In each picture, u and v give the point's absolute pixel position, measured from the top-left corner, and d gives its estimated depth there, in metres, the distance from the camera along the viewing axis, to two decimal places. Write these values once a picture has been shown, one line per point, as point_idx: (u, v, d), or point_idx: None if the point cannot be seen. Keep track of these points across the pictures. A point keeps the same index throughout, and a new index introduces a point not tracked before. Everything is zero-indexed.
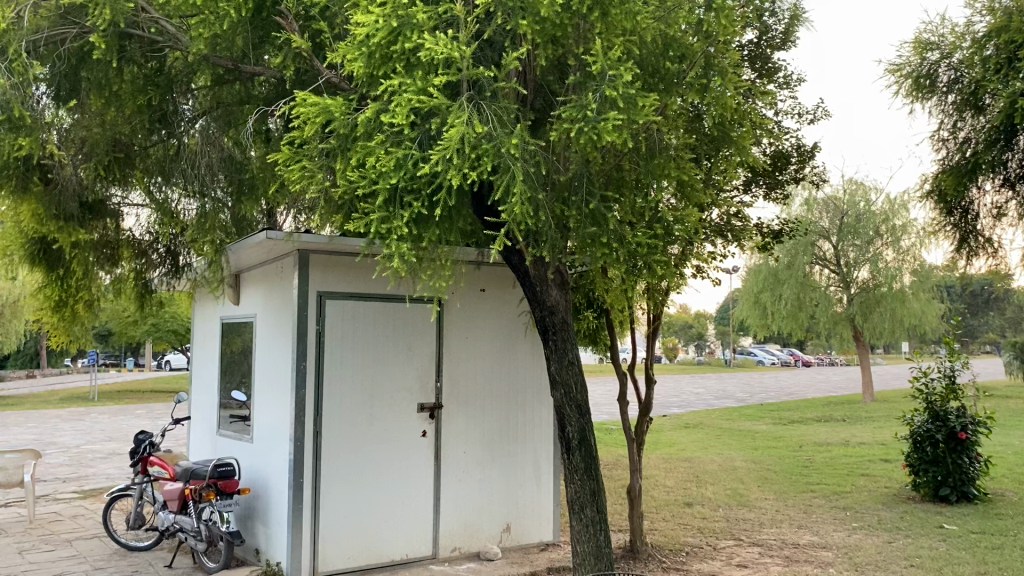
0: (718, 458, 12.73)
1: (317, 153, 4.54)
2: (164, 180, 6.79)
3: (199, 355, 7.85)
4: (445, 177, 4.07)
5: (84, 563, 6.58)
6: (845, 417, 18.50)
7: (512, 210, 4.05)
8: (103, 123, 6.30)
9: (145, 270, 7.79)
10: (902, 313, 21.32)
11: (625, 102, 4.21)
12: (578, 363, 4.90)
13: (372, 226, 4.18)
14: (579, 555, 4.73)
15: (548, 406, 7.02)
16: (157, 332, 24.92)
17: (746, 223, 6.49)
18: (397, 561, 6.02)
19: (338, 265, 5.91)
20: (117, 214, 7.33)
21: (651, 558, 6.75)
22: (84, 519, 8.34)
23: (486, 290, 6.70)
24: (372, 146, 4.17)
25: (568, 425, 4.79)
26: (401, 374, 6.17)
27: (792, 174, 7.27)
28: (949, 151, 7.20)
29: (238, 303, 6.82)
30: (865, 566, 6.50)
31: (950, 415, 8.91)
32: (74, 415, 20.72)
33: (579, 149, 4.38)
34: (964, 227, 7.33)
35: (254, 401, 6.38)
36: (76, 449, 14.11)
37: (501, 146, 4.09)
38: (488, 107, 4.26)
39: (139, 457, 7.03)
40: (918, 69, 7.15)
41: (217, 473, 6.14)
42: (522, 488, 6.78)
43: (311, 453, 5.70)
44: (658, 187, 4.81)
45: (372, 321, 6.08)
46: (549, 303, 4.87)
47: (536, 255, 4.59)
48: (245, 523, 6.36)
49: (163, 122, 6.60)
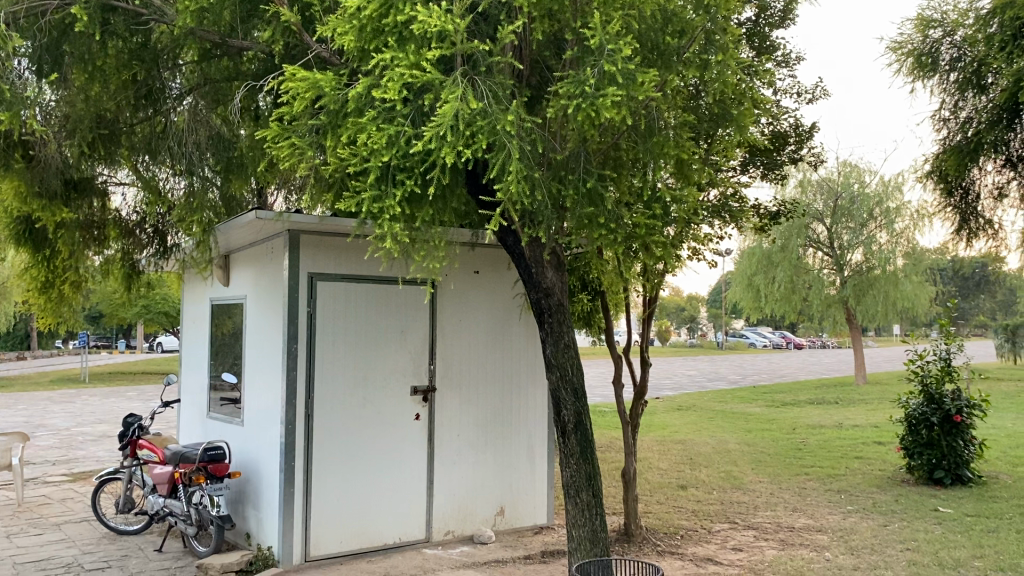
0: (711, 441, 12.72)
1: (306, 130, 4.41)
2: (151, 158, 6.59)
3: (189, 337, 7.73)
4: (437, 155, 3.96)
5: (73, 547, 6.51)
6: (838, 399, 18.48)
7: (508, 189, 3.95)
8: (87, 99, 6.04)
9: (133, 250, 7.59)
10: (896, 297, 21.40)
11: (625, 77, 4.10)
12: (574, 347, 4.78)
13: (363, 205, 4.06)
14: (575, 539, 4.62)
15: (543, 388, 6.95)
16: (150, 314, 24.84)
17: (744, 204, 6.31)
18: (390, 545, 5.97)
19: (329, 246, 5.80)
20: (103, 193, 7.16)
21: (646, 541, 6.71)
22: (73, 502, 8.26)
23: (480, 272, 6.61)
24: (363, 123, 4.04)
25: (563, 408, 4.69)
26: (394, 357, 6.08)
27: (789, 154, 7.17)
28: (950, 131, 6.99)
29: (227, 284, 6.69)
30: (860, 549, 6.46)
31: (946, 398, 8.90)
32: (64, 397, 20.62)
33: (577, 126, 4.26)
34: (964, 208, 7.14)
35: (245, 384, 6.28)
36: (66, 431, 14.01)
37: (498, 123, 3.98)
38: (483, 82, 4.15)
39: (128, 440, 6.92)
40: (920, 47, 6.94)
41: (206, 457, 6.01)
42: (516, 471, 6.72)
43: (302, 436, 5.62)
44: (656, 166, 4.67)
45: (364, 304, 5.98)
46: (544, 286, 4.75)
47: (532, 235, 4.48)
48: (236, 506, 6.28)
49: (150, 98, 6.41)
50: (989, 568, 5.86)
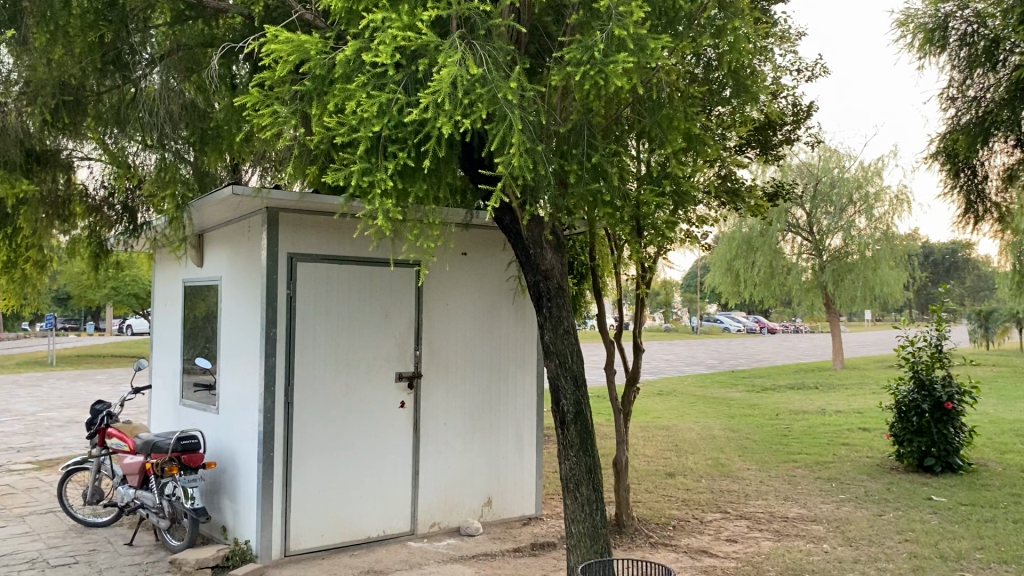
0: (696, 426, 12.55)
1: (288, 97, 4.05)
2: (120, 129, 5.96)
3: (161, 320, 7.36)
4: (434, 124, 3.66)
5: (38, 541, 6.15)
6: (819, 384, 18.42)
7: (510, 163, 3.66)
8: (50, 63, 5.60)
9: (100, 228, 7.13)
10: (874, 281, 21.11)
11: (635, 43, 3.82)
12: (573, 332, 4.51)
13: (352, 178, 3.76)
14: (574, 536, 4.36)
15: (532, 375, 6.69)
16: (120, 297, 24.33)
17: (740, 184, 6.19)
18: (373, 539, 5.70)
19: (311, 225, 5.48)
20: (69, 168, 6.64)
21: (638, 532, 6.49)
22: (38, 492, 7.89)
23: (469, 254, 6.31)
24: (352, 90, 3.73)
25: (563, 398, 4.42)
26: (378, 341, 5.79)
27: (786, 134, 6.90)
28: (958, 110, 6.69)
29: (202, 265, 6.35)
30: (859, 540, 6.29)
31: (936, 384, 8.74)
32: (32, 380, 20.10)
33: (583, 95, 3.98)
34: (970, 189, 6.79)
35: (220, 369, 5.95)
36: (31, 416, 13.56)
37: (499, 92, 3.70)
38: (482, 47, 3.86)
39: (97, 428, 6.55)
40: (931, 21, 6.51)
41: (180, 446, 5.71)
42: (503, 460, 6.46)
43: (281, 425, 5.32)
44: (665, 141, 4.45)
45: (348, 287, 5.67)
46: (543, 268, 4.46)
47: (532, 212, 4.20)
48: (210, 498, 5.98)
49: (118, 64, 5.92)
50: (991, 560, 5.70)
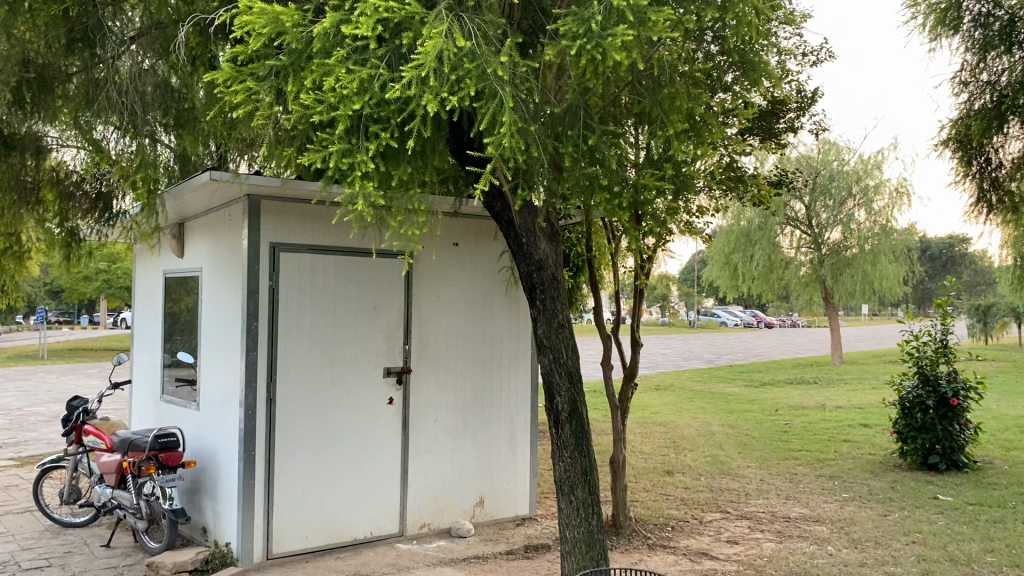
0: (694, 422, 12.33)
1: (264, 73, 3.81)
2: (89, 111, 5.63)
3: (141, 313, 7.10)
4: (418, 102, 3.41)
5: (11, 542, 5.90)
6: (818, 379, 18.21)
7: (500, 143, 3.40)
8: (10, 37, 5.25)
9: (73, 215, 6.84)
10: (873, 275, 20.96)
11: (635, 16, 3.58)
12: (568, 325, 4.26)
13: (331, 160, 3.50)
14: (568, 541, 4.11)
15: (526, 370, 6.44)
16: (111, 290, 24.06)
17: (743, 173, 5.94)
18: (360, 540, 5.46)
19: (293, 213, 5.23)
20: (45, 153, 6.40)
21: (636, 533, 6.26)
22: (16, 490, 7.63)
23: (460, 244, 6.05)
24: (331, 65, 3.47)
25: (557, 396, 4.17)
26: (365, 335, 5.54)
27: (790, 122, 6.56)
28: (971, 95, 6.45)
29: (182, 256, 6.10)
30: (865, 542, 6.05)
31: (941, 380, 8.50)
32: (21, 374, 19.82)
33: (579, 72, 3.74)
34: (982, 178, 6.53)
35: (201, 363, 5.70)
36: (17, 411, 13.29)
37: (488, 67, 3.45)
38: (471, 20, 3.62)
39: (72, 425, 6.31)
40: (943, 1, 6.25)
41: (158, 444, 5.46)
42: (496, 457, 6.22)
43: (263, 421, 5.06)
44: (665, 122, 4.21)
45: (335, 277, 5.42)
46: (536, 258, 4.19)
47: (525, 197, 3.95)
48: (191, 498, 5.73)
49: (86, 40, 5.66)
50: (1003, 563, 5.48)
